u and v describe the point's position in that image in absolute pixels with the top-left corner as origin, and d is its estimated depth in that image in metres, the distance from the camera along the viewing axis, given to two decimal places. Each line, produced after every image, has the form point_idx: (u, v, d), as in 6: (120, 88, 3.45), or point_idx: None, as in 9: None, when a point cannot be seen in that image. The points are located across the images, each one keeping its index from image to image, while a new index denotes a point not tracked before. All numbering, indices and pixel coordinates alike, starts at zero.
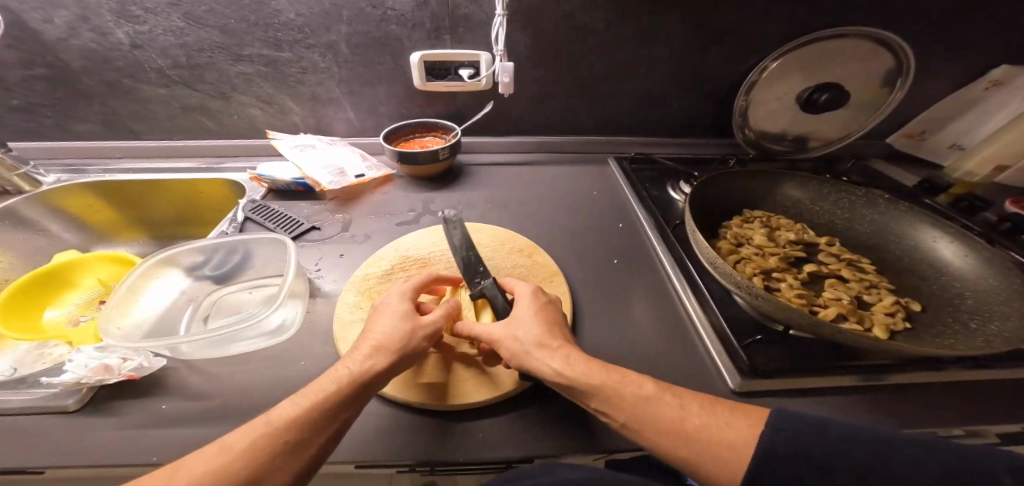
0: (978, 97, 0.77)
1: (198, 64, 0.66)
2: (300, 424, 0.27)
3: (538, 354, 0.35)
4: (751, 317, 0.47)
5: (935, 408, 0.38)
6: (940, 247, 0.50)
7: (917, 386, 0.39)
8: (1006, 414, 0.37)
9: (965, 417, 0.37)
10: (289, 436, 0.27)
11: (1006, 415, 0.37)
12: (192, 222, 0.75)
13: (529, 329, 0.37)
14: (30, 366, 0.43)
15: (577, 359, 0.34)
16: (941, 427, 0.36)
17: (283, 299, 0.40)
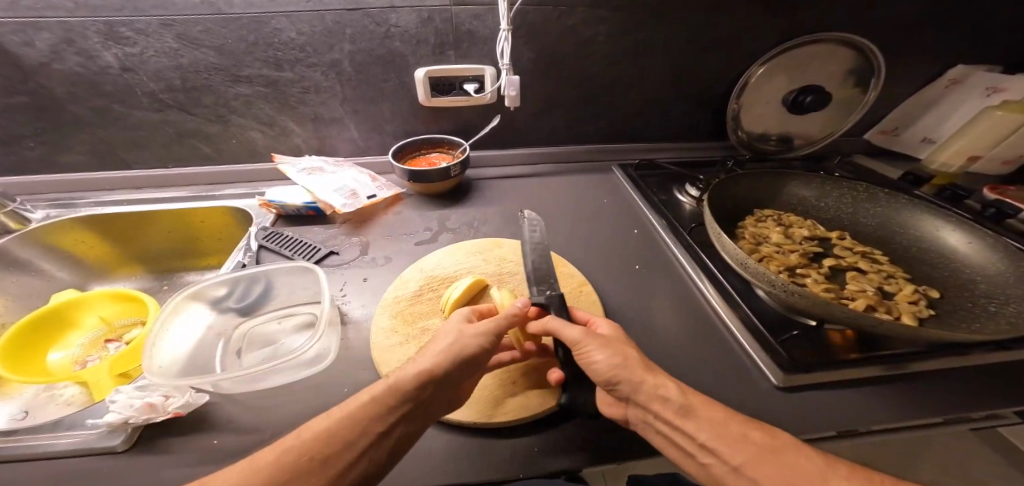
0: (941, 94, 0.82)
1: (193, 86, 0.64)
2: (349, 421, 0.29)
3: (646, 384, 0.34)
4: (779, 314, 0.49)
5: (957, 392, 0.40)
6: (944, 235, 0.54)
7: (946, 371, 0.42)
8: (1018, 395, 0.40)
9: (982, 401, 0.39)
10: (324, 447, 0.28)
11: (1018, 397, 0.40)
12: (192, 254, 0.72)
13: (632, 354, 0.37)
14: (49, 411, 0.43)
15: (698, 404, 0.33)
16: (965, 412, 0.39)
17: (324, 327, 0.42)
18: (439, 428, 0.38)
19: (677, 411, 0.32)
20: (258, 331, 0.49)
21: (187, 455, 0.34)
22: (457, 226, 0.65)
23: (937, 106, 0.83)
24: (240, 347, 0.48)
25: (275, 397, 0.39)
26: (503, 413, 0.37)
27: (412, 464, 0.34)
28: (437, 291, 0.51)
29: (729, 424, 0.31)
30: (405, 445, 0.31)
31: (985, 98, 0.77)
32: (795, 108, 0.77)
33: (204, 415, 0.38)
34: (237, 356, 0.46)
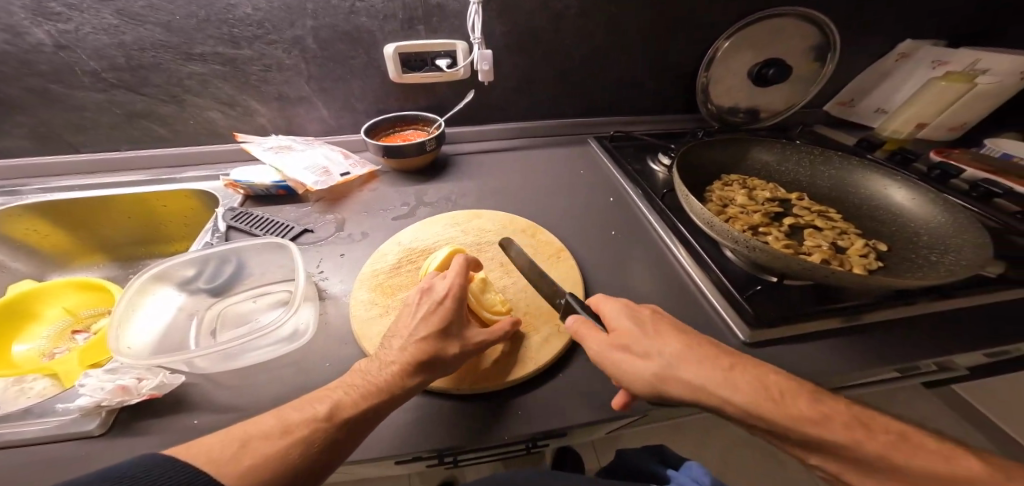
0: (890, 68, 0.86)
1: (140, 65, 0.60)
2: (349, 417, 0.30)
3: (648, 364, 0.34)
4: (745, 272, 0.52)
5: (902, 338, 0.44)
6: (892, 194, 0.58)
7: (890, 319, 0.46)
8: (956, 341, 0.44)
9: (920, 344, 0.44)
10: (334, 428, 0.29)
11: (957, 343, 0.44)
12: (156, 240, 0.69)
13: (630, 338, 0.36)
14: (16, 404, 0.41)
15: (678, 353, 0.33)
16: (907, 354, 0.43)
17: (300, 301, 0.42)
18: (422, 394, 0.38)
19: (665, 357, 0.33)
20: (232, 310, 0.50)
21: (165, 435, 0.34)
22: (434, 200, 0.65)
23: (890, 79, 0.87)
24: (215, 327, 0.47)
25: (255, 375, 0.39)
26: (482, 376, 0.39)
27: (396, 432, 0.35)
28: (416, 262, 0.51)
29: (711, 363, 0.32)
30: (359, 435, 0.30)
31: (930, 71, 0.82)
32: (759, 81, 0.80)
33: (181, 397, 0.37)
34: (212, 335, 0.46)
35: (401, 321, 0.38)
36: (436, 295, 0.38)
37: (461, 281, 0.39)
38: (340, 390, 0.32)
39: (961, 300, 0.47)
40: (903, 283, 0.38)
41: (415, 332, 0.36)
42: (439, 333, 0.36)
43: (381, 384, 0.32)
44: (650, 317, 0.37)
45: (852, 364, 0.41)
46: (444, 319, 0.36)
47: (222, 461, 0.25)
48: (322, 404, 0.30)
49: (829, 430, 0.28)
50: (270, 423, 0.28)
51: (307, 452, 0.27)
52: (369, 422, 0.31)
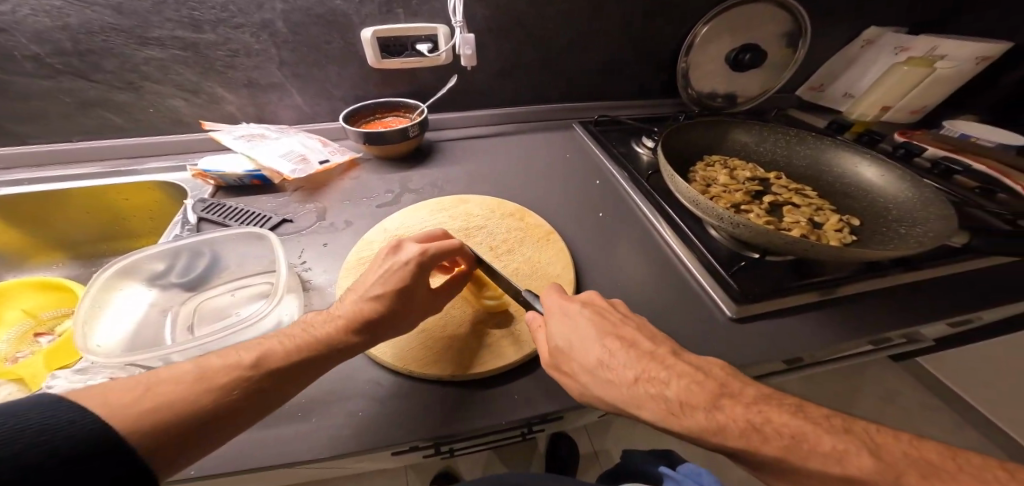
0: (857, 55, 0.89)
1: (89, 49, 0.55)
2: (274, 367, 0.29)
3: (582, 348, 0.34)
4: (728, 249, 0.53)
5: (874, 308, 0.47)
6: (863, 171, 0.60)
7: (863, 290, 0.48)
8: (924, 310, 0.47)
9: (890, 312, 0.46)
10: (253, 377, 0.28)
11: (925, 312, 0.47)
12: (118, 236, 0.65)
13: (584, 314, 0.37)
14: None
15: (602, 355, 0.33)
16: (878, 323, 0.45)
17: (283, 292, 0.41)
18: (417, 382, 0.39)
19: (586, 364, 0.33)
20: (210, 304, 0.47)
21: None
22: (420, 187, 0.63)
23: (856, 65, 0.90)
24: (191, 322, 0.45)
25: None
26: (475, 362, 0.39)
27: (394, 423, 0.35)
28: None
29: (632, 363, 0.32)
30: (285, 387, 0.29)
31: (894, 56, 0.84)
32: (736, 66, 0.81)
33: None
34: (189, 330, 0.44)
35: (364, 278, 0.39)
36: (401, 258, 0.39)
37: (432, 248, 0.40)
38: (272, 341, 0.32)
39: (928, 270, 0.50)
40: (875, 255, 0.40)
41: (369, 292, 0.37)
42: (399, 292, 0.37)
43: (317, 339, 0.33)
44: (580, 308, 0.37)
45: (828, 337, 0.43)
46: (405, 282, 0.37)
47: (121, 401, 0.23)
48: (248, 354, 0.29)
49: (754, 427, 0.25)
50: (185, 371, 0.27)
51: (220, 394, 0.26)
52: (294, 377, 0.30)
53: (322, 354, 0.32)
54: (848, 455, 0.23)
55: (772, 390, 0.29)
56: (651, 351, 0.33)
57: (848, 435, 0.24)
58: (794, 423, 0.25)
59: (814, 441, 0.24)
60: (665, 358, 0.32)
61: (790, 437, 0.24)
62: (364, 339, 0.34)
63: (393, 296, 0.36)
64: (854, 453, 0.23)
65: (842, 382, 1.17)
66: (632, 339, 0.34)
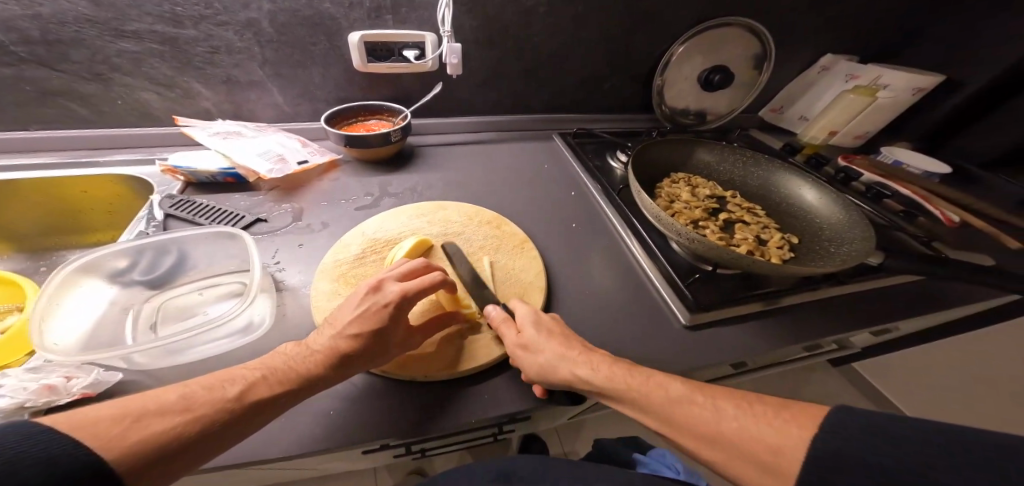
0: (815, 78, 0.95)
1: (59, 40, 0.53)
2: (259, 401, 0.30)
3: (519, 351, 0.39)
4: (686, 261, 0.57)
5: (812, 317, 0.52)
6: (804, 192, 0.63)
7: (802, 303, 0.53)
8: (857, 322, 0.52)
9: (828, 323, 0.51)
10: (235, 407, 0.29)
11: (857, 323, 0.52)
12: (72, 230, 0.62)
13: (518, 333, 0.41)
14: None
15: (562, 337, 0.39)
16: (817, 333, 0.50)
17: (254, 294, 0.41)
18: (388, 380, 0.40)
19: (553, 344, 0.38)
20: (175, 303, 0.47)
21: None
22: (399, 191, 0.64)
23: (814, 88, 0.96)
24: (154, 322, 0.45)
25: (206, 367, 0.38)
26: (447, 365, 0.40)
27: (368, 419, 0.37)
28: (380, 253, 0.51)
29: (579, 345, 0.39)
30: (262, 419, 0.30)
31: (844, 83, 0.91)
32: (706, 85, 0.87)
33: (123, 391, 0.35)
34: (151, 330, 0.44)
35: (337, 311, 0.39)
36: (382, 299, 0.38)
37: (413, 290, 0.39)
38: (256, 372, 0.32)
39: (855, 283, 0.55)
40: (810, 271, 0.45)
41: (346, 329, 0.37)
42: (375, 331, 0.37)
43: (299, 373, 0.34)
44: (552, 321, 0.43)
45: (773, 343, 0.48)
46: (384, 324, 0.37)
47: (113, 432, 0.23)
48: (234, 386, 0.30)
49: (629, 373, 0.35)
50: (172, 399, 0.27)
51: (206, 428, 0.27)
52: (274, 411, 0.31)
53: (299, 388, 0.33)
54: (670, 386, 0.34)
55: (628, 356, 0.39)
56: (587, 344, 0.41)
57: (667, 376, 0.35)
58: (653, 371, 0.36)
59: (657, 378, 0.35)
60: (592, 347, 0.41)
61: (647, 377, 0.35)
62: (337, 372, 0.35)
63: (370, 336, 0.37)
64: (675, 385, 0.34)
65: (791, 383, 1.27)
66: (573, 335, 0.42)
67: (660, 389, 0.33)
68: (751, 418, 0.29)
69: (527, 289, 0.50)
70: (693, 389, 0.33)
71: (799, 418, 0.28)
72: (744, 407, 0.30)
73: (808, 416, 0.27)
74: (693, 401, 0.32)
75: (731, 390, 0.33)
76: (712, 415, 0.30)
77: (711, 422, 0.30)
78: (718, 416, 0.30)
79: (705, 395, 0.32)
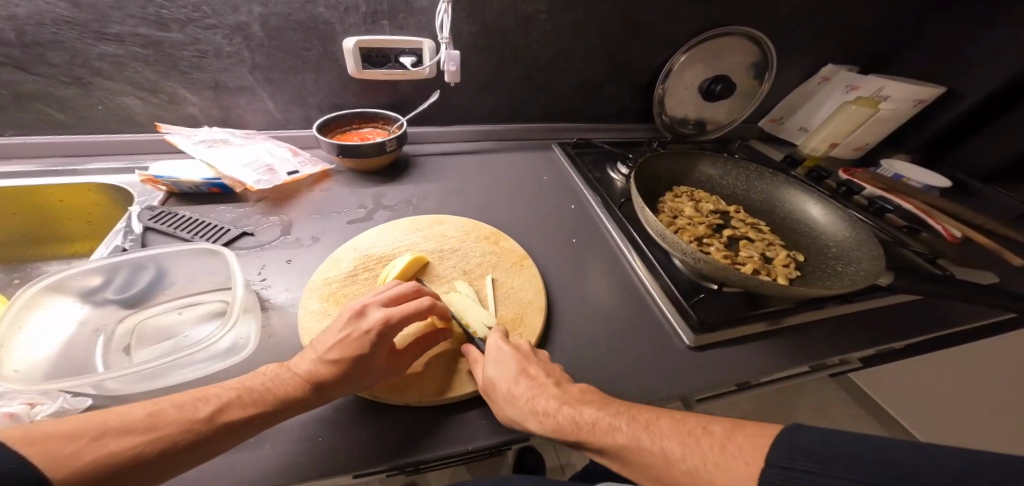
0: (815, 89, 0.95)
1: (36, 42, 0.50)
2: (233, 424, 0.28)
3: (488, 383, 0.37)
4: (690, 279, 0.56)
5: (819, 338, 0.51)
6: (808, 208, 0.62)
7: (807, 323, 0.51)
8: (866, 342, 0.51)
9: (836, 343, 0.50)
10: (205, 428, 0.27)
11: (866, 344, 0.51)
12: (48, 241, 0.59)
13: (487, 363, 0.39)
14: None
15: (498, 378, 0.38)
16: (825, 355, 0.49)
17: (237, 315, 0.39)
18: (379, 408, 0.38)
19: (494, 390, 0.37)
20: (152, 323, 0.44)
21: None
22: (394, 203, 0.62)
23: (814, 99, 0.95)
24: (128, 344, 0.42)
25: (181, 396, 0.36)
26: (444, 392, 0.38)
27: (357, 452, 0.34)
28: (373, 271, 0.49)
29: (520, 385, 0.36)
30: (232, 439, 0.28)
31: (845, 94, 0.90)
32: (707, 94, 0.86)
33: None
34: (125, 353, 0.41)
35: (322, 337, 0.37)
36: (363, 325, 0.36)
37: (396, 315, 0.37)
38: (229, 392, 0.30)
39: (862, 303, 0.54)
40: (818, 292, 0.44)
41: (325, 353, 0.35)
42: (362, 359, 0.35)
43: (277, 394, 0.32)
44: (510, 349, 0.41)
45: (780, 365, 0.46)
46: (364, 351, 0.35)
47: (66, 449, 0.22)
48: (208, 405, 0.28)
49: (575, 422, 0.33)
50: (137, 417, 0.25)
51: (168, 448, 0.25)
52: (247, 431, 0.29)
53: (276, 410, 0.31)
54: (615, 431, 0.31)
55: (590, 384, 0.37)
56: (534, 372, 0.39)
57: (622, 414, 0.33)
58: (595, 413, 0.34)
59: (603, 423, 0.32)
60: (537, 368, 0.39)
61: (589, 424, 0.33)
62: (317, 396, 0.33)
63: (353, 364, 0.34)
64: (619, 431, 0.31)
65: (789, 394, 1.27)
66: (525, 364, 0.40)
67: (607, 438, 0.31)
68: (697, 454, 0.26)
69: (526, 309, 0.48)
70: (640, 430, 0.31)
71: (747, 446, 0.25)
72: (691, 442, 0.28)
73: (753, 441, 0.25)
74: (642, 447, 0.30)
75: (679, 422, 0.30)
76: (665, 460, 0.28)
77: (664, 468, 0.28)
78: (668, 462, 0.28)
79: (652, 436, 0.30)
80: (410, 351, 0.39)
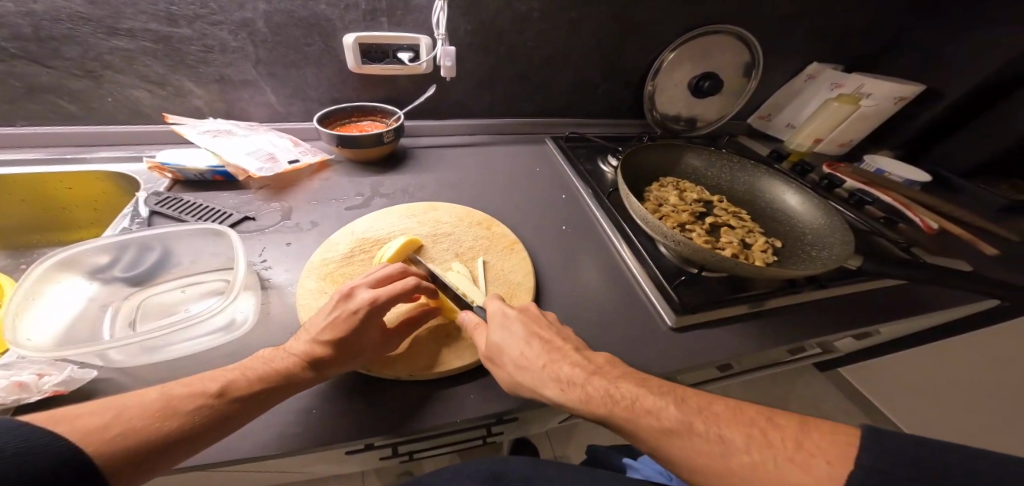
0: (801, 87, 0.98)
1: (52, 36, 0.53)
2: (241, 399, 0.31)
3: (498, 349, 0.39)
4: (674, 264, 0.58)
5: (796, 320, 0.53)
6: (789, 198, 0.64)
7: (785, 306, 0.54)
8: (841, 325, 0.53)
9: (812, 326, 0.52)
10: (217, 405, 0.29)
11: (841, 327, 0.53)
12: (56, 227, 0.61)
13: (506, 332, 0.41)
14: None
15: (522, 350, 0.39)
16: (801, 336, 0.51)
17: (238, 291, 0.41)
18: (372, 380, 0.40)
19: (513, 359, 0.38)
20: (156, 300, 0.47)
21: None
22: (390, 192, 0.64)
23: (801, 96, 0.98)
24: (133, 318, 0.45)
25: (187, 366, 0.38)
26: (432, 365, 0.41)
27: (353, 419, 0.37)
28: (369, 252, 0.51)
29: (541, 354, 0.39)
30: (243, 414, 0.30)
31: (828, 92, 0.93)
32: (696, 91, 0.88)
33: (99, 390, 0.35)
34: (130, 327, 0.44)
35: (315, 317, 0.39)
36: (351, 306, 0.38)
37: (383, 296, 0.39)
38: (234, 371, 0.33)
39: (837, 287, 0.56)
40: (789, 275, 0.46)
41: (319, 335, 0.37)
42: (351, 336, 0.37)
43: (279, 372, 0.34)
44: (517, 316, 0.43)
45: (756, 345, 0.49)
46: (353, 332, 0.37)
47: (95, 424, 0.24)
48: (214, 382, 0.31)
49: (611, 396, 0.34)
50: (150, 397, 0.28)
51: (187, 424, 0.27)
52: (255, 408, 0.31)
53: (279, 385, 0.33)
54: (662, 411, 0.32)
55: (631, 368, 0.38)
56: (557, 344, 0.40)
57: (669, 395, 0.33)
58: (635, 390, 0.34)
59: (644, 402, 0.33)
60: (566, 348, 0.40)
61: (631, 400, 0.33)
62: (313, 374, 0.35)
63: (344, 341, 0.36)
64: (667, 410, 0.32)
65: (778, 387, 1.29)
66: (547, 336, 0.41)
67: (652, 417, 0.32)
68: (763, 450, 0.27)
69: (515, 290, 0.50)
70: (688, 414, 0.31)
71: (828, 446, 0.26)
72: (753, 438, 0.29)
73: (832, 445, 0.26)
74: (693, 431, 0.30)
75: (733, 412, 0.31)
76: (719, 448, 0.29)
77: (719, 457, 0.28)
78: (726, 449, 0.29)
79: (703, 421, 0.31)
80: (401, 328, 0.41)
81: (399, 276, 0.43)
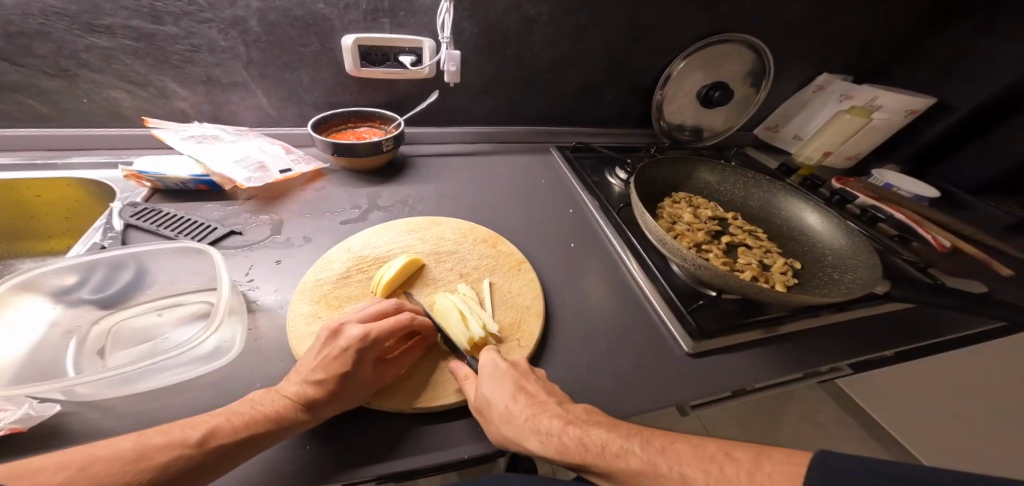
0: (809, 98, 0.96)
1: (23, 32, 0.48)
2: (226, 448, 0.27)
3: (484, 399, 0.35)
4: (687, 284, 0.56)
5: (817, 346, 0.51)
6: (806, 216, 0.62)
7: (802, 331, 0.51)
8: (863, 349, 0.51)
9: (835, 352, 0.50)
10: (201, 458, 0.26)
11: (863, 350, 0.51)
12: (19, 237, 0.56)
13: (503, 385, 0.36)
14: None
15: (507, 402, 0.34)
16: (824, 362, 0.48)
17: (223, 316, 0.37)
18: (372, 414, 0.37)
19: (500, 413, 0.34)
20: (129, 325, 0.42)
21: None
22: (389, 204, 0.61)
23: (809, 107, 0.97)
24: (103, 346, 0.40)
25: (161, 398, 0.33)
26: (436, 395, 0.37)
27: (348, 457, 0.33)
28: (367, 272, 0.48)
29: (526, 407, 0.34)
30: (226, 464, 0.27)
31: (839, 103, 0.92)
32: (705, 101, 0.86)
33: (53, 429, 0.30)
34: (99, 356, 0.39)
35: (306, 357, 0.35)
36: (341, 343, 0.35)
37: (377, 331, 0.36)
38: (221, 416, 0.29)
39: (857, 310, 0.54)
40: (817, 300, 0.43)
41: (312, 374, 0.33)
42: (342, 377, 0.33)
43: (269, 418, 0.30)
44: (506, 371, 0.37)
45: (781, 371, 0.46)
46: (348, 370, 0.33)
47: (52, 482, 0.22)
48: (197, 428, 0.27)
49: (582, 444, 0.31)
50: (124, 447, 0.25)
51: (161, 481, 0.24)
52: (241, 457, 0.28)
53: (273, 429, 0.30)
54: (630, 454, 0.30)
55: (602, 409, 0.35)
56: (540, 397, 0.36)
57: (635, 437, 0.31)
58: (606, 435, 0.32)
59: (613, 447, 0.30)
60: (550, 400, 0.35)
61: (601, 447, 0.31)
62: (308, 416, 0.31)
63: (336, 383, 0.33)
64: (633, 453, 0.30)
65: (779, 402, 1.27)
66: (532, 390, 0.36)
67: (621, 461, 0.30)
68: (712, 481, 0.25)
69: (524, 315, 0.46)
70: (653, 456, 0.29)
71: (777, 475, 0.23)
72: (709, 470, 0.26)
73: (784, 468, 0.23)
74: (656, 473, 0.28)
75: (694, 446, 0.29)
76: None
77: None
78: None
79: (666, 461, 0.28)
80: (399, 359, 0.38)
81: (393, 310, 0.40)
